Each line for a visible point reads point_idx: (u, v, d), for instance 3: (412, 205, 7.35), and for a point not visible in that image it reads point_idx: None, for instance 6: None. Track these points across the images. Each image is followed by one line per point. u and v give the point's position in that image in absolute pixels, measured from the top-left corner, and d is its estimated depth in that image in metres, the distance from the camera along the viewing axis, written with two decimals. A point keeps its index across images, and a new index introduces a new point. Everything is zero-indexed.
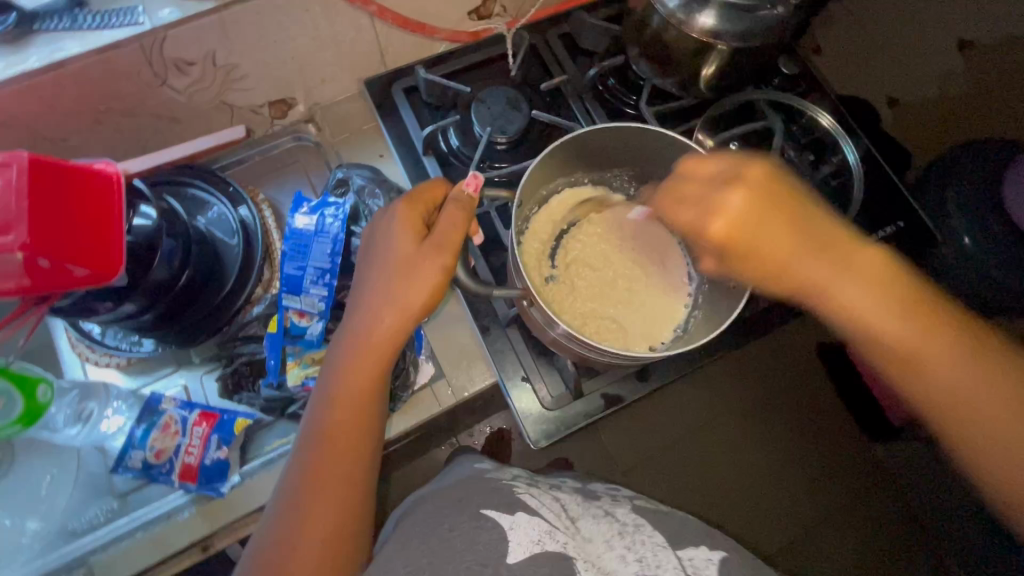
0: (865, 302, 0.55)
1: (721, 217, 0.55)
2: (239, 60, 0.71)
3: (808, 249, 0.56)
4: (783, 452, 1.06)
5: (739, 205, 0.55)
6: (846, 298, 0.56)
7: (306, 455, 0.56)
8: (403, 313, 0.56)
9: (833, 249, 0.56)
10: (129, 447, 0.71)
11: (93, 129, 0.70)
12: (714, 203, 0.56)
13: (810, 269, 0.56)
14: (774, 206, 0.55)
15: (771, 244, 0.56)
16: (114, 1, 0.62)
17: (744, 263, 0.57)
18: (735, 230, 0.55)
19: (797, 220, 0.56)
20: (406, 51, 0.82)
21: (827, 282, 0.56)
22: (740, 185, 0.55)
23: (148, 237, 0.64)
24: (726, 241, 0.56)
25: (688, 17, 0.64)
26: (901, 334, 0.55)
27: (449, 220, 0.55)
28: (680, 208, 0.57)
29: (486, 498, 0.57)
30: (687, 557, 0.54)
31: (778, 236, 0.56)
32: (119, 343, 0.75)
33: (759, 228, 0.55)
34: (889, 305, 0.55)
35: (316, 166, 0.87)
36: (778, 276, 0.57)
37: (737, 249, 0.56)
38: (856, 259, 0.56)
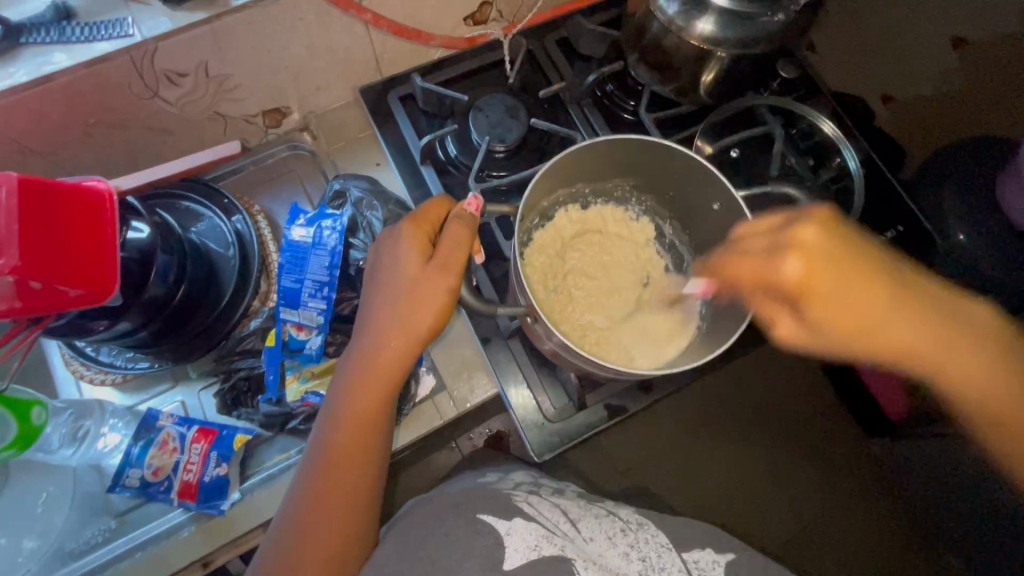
0: (940, 341, 0.51)
1: (812, 268, 0.46)
2: (232, 70, 0.70)
3: (891, 295, 0.49)
4: (777, 451, 1.03)
5: (826, 254, 0.47)
6: (925, 342, 0.51)
7: (309, 475, 0.55)
8: (409, 332, 0.56)
9: (909, 289, 0.50)
10: (126, 465, 0.69)
11: (83, 143, 0.69)
12: (798, 249, 0.47)
13: (895, 318, 0.49)
14: (855, 253, 0.48)
15: (860, 298, 0.48)
16: (103, 13, 0.60)
17: (838, 322, 0.48)
18: (829, 285, 0.46)
19: (875, 265, 0.49)
20: (401, 58, 0.80)
21: (910, 328, 0.50)
22: (816, 226, 0.47)
23: (141, 251, 0.62)
24: (818, 300, 0.47)
25: (687, 23, 0.63)
26: (969, 364, 0.52)
27: (452, 238, 0.55)
28: (752, 259, 0.48)
29: (483, 502, 0.54)
30: (692, 559, 0.55)
31: (858, 284, 0.48)
32: (114, 360, 0.74)
33: (842, 276, 0.47)
34: (958, 339, 0.52)
35: (312, 175, 0.86)
36: (866, 332, 0.49)
37: (827, 307, 0.47)
38: (927, 296, 0.51)
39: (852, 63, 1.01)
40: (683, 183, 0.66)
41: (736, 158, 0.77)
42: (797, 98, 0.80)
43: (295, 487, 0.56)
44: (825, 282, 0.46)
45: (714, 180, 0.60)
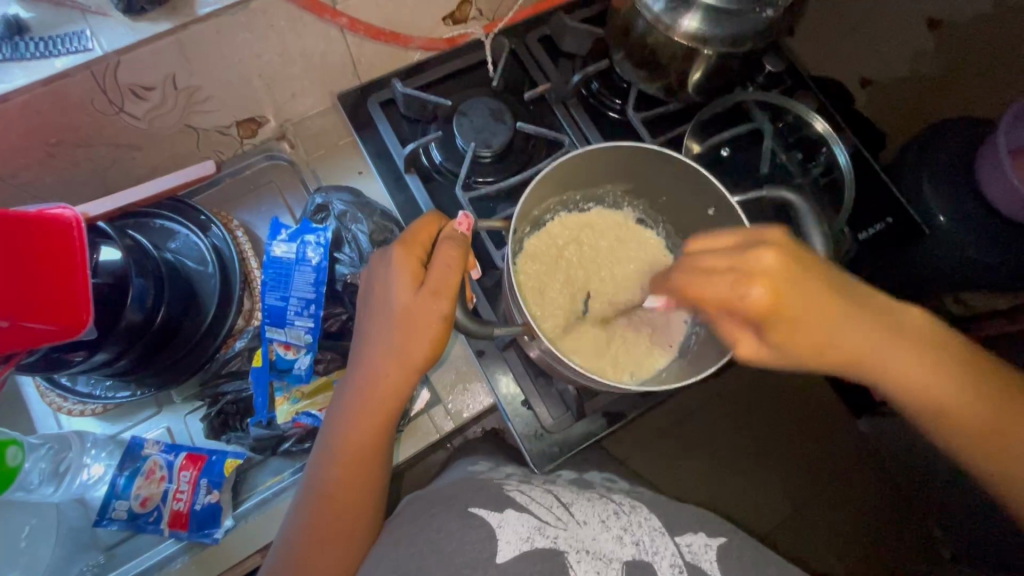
0: (890, 350, 0.51)
1: (774, 292, 0.46)
2: (202, 81, 0.67)
3: (845, 310, 0.49)
4: (763, 437, 1.00)
5: (780, 277, 0.46)
6: (875, 351, 0.50)
7: (307, 506, 0.54)
8: (405, 358, 0.54)
9: (861, 300, 0.50)
10: (113, 497, 0.67)
11: (45, 164, 0.65)
12: (757, 272, 0.46)
13: (848, 329, 0.49)
14: (812, 270, 0.48)
15: (817, 314, 0.48)
16: (58, 26, 0.56)
17: (791, 337, 0.48)
18: (792, 306, 0.47)
19: (830, 274, 0.49)
20: (379, 62, 0.77)
21: (859, 338, 0.50)
22: (773, 249, 0.47)
23: (116, 276, 0.59)
24: (779, 323, 0.47)
25: (673, 21, 0.61)
26: (924, 375, 0.52)
27: (443, 260, 0.53)
28: (713, 284, 0.47)
29: (475, 495, 0.52)
30: (685, 543, 0.51)
31: (818, 303, 0.47)
32: (92, 390, 0.71)
33: (799, 292, 0.46)
34: (908, 351, 0.51)
35: (292, 185, 0.83)
36: (819, 345, 0.49)
37: (785, 327, 0.47)
38: (873, 305, 0.51)
39: (833, 50, 1.00)
40: (675, 188, 0.64)
41: (726, 157, 0.76)
42: (783, 91, 0.79)
43: (296, 513, 0.55)
44: (783, 305, 0.46)
45: (708, 186, 0.59)
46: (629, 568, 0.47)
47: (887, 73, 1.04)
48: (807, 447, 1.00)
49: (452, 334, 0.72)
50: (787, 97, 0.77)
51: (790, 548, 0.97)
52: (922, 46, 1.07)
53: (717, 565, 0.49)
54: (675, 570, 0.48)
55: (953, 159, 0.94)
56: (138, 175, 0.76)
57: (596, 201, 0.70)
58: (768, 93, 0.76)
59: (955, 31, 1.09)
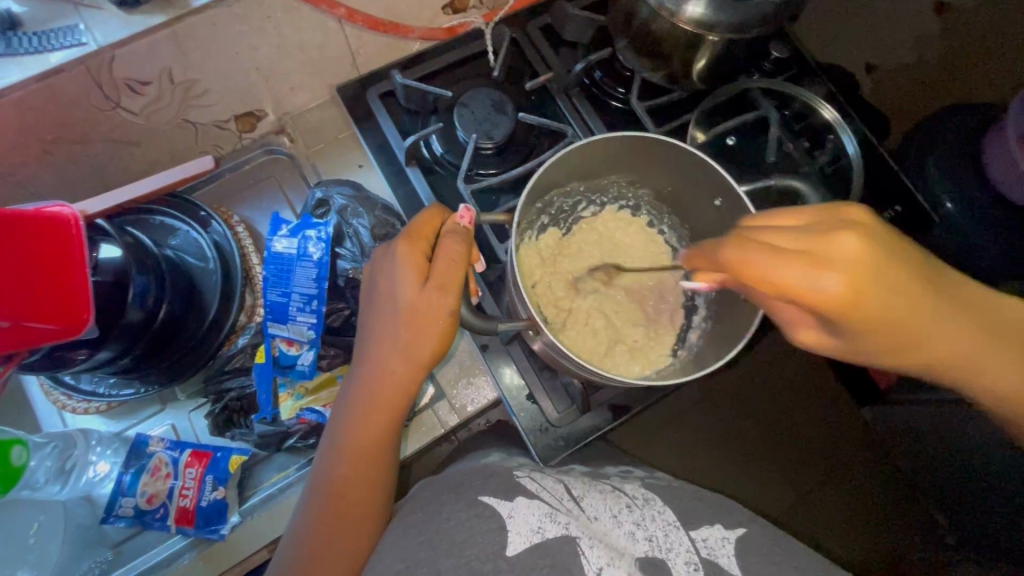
0: (977, 339, 0.42)
1: (860, 285, 0.35)
2: (200, 75, 0.66)
3: (929, 295, 0.39)
4: (781, 418, 0.99)
5: (867, 255, 0.36)
6: (963, 344, 0.42)
7: (313, 503, 0.54)
8: (412, 354, 0.54)
9: (944, 284, 0.41)
10: (118, 494, 0.68)
11: (42, 160, 0.65)
12: (836, 257, 0.35)
13: (937, 323, 0.40)
14: (893, 255, 0.37)
15: (906, 303, 0.37)
16: (53, 20, 0.55)
17: (879, 321, 0.37)
18: (872, 299, 0.36)
19: (912, 250, 0.40)
20: (376, 52, 0.76)
21: (941, 323, 0.40)
22: (851, 234, 0.36)
23: (117, 273, 0.59)
24: (854, 313, 0.36)
25: (677, 7, 0.60)
26: (1002, 373, 0.45)
27: (447, 255, 0.52)
28: (784, 266, 0.35)
29: (481, 484, 0.52)
30: (701, 538, 0.50)
31: (900, 293, 0.37)
32: (96, 388, 0.71)
33: (882, 282, 0.36)
34: (998, 339, 0.43)
35: (292, 180, 0.82)
36: (903, 339, 0.39)
37: (870, 324, 0.37)
38: (956, 289, 0.42)
39: (840, 34, 0.99)
40: (682, 179, 0.63)
41: (731, 146, 0.75)
42: (789, 77, 0.78)
43: (305, 508, 0.55)
44: (868, 304, 0.36)
45: (715, 176, 0.58)
46: (642, 562, 0.46)
47: (892, 59, 1.02)
48: (820, 432, 0.99)
49: (457, 330, 0.72)
50: (794, 84, 0.75)
51: (800, 531, 0.97)
52: (926, 31, 1.05)
53: (736, 560, 0.48)
54: (690, 567, 0.47)
55: (959, 147, 0.92)
56: (136, 171, 0.75)
57: (600, 193, 0.70)
58: (773, 80, 0.75)
59: (960, 16, 1.07)
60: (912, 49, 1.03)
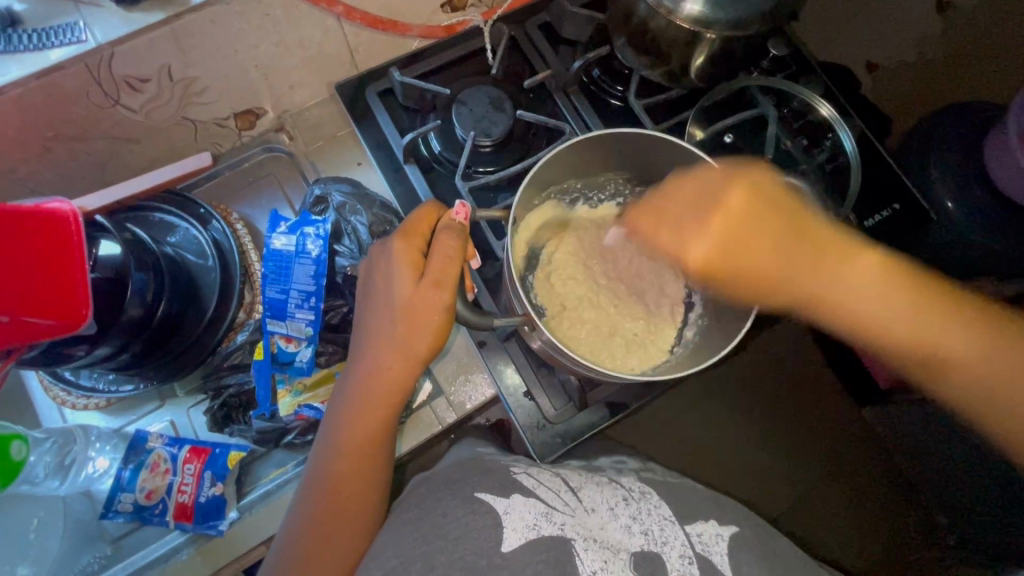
0: (848, 286, 0.53)
1: (701, 244, 0.54)
2: (199, 72, 0.66)
3: (790, 246, 0.54)
4: (780, 416, 0.98)
5: (740, 206, 0.54)
6: (833, 291, 0.54)
7: (309, 500, 0.54)
8: (408, 350, 0.54)
9: (810, 241, 0.54)
10: (118, 490, 0.68)
11: (43, 157, 0.65)
12: (717, 204, 0.54)
13: (794, 273, 0.54)
14: (763, 206, 0.54)
15: (752, 260, 0.54)
16: (53, 17, 0.55)
17: (745, 256, 0.54)
18: (733, 239, 0.54)
19: (777, 215, 0.54)
20: (376, 50, 0.76)
21: (808, 275, 0.54)
22: (734, 184, 0.54)
23: (116, 270, 0.59)
24: (723, 251, 0.54)
25: (675, 4, 0.60)
26: (891, 322, 0.53)
27: (443, 251, 0.52)
28: (660, 233, 0.56)
29: (478, 480, 0.52)
30: (696, 533, 0.50)
31: (759, 235, 0.54)
32: (95, 384, 0.71)
33: (742, 224, 0.54)
34: (888, 299, 0.53)
35: (291, 177, 0.83)
36: (764, 286, 0.54)
37: (721, 273, 0.55)
38: (826, 245, 0.54)
39: (841, 31, 0.98)
40: None
41: (729, 143, 0.75)
42: (787, 75, 0.78)
43: (302, 504, 0.55)
44: (710, 258, 0.54)
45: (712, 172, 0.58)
46: (636, 558, 0.46)
47: (893, 56, 1.02)
48: (818, 431, 0.99)
49: (455, 327, 0.72)
50: (792, 82, 0.75)
51: (799, 529, 0.97)
52: (928, 28, 1.05)
53: (727, 558, 0.49)
54: (685, 560, 0.47)
55: (958, 145, 0.92)
56: (136, 167, 0.75)
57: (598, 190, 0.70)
58: (772, 78, 0.75)
59: (959, 14, 1.07)
60: (912, 47, 1.03)
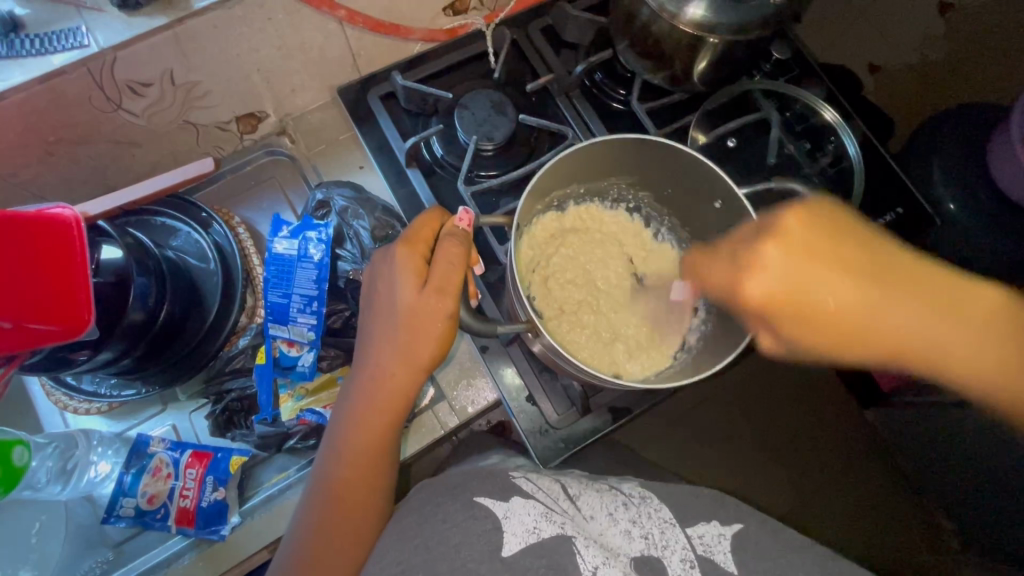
0: (951, 332, 0.46)
1: (775, 280, 0.45)
2: (201, 77, 0.66)
3: (881, 289, 0.45)
4: (783, 420, 0.98)
5: (812, 243, 0.45)
6: (933, 333, 0.46)
7: (312, 507, 0.54)
8: (410, 357, 0.54)
9: (903, 278, 0.46)
10: (119, 495, 0.68)
11: (45, 162, 0.65)
12: (781, 236, 0.46)
13: (891, 317, 0.45)
14: (839, 243, 0.45)
15: (840, 299, 0.45)
16: (55, 22, 0.55)
17: (829, 302, 0.45)
18: (809, 285, 0.45)
19: (858, 246, 0.46)
20: (378, 53, 0.76)
21: (910, 322, 0.45)
22: (797, 215, 0.46)
23: (118, 275, 0.59)
24: (799, 297, 0.45)
25: (678, 8, 0.60)
26: (992, 362, 0.47)
27: (446, 257, 0.52)
28: (711, 266, 0.49)
29: (477, 484, 0.52)
30: (697, 535, 0.50)
31: (842, 279, 0.45)
32: (97, 388, 0.71)
33: (819, 268, 0.45)
34: (994, 342, 0.46)
35: (293, 181, 0.83)
36: (853, 332, 0.46)
37: (797, 314, 0.46)
38: (924, 280, 0.46)
39: (843, 34, 0.98)
40: (681, 181, 0.63)
41: (732, 148, 0.75)
42: (790, 79, 0.78)
43: (304, 510, 0.55)
44: (783, 297, 0.45)
45: (715, 178, 0.57)
46: (636, 562, 0.47)
47: (896, 59, 1.02)
48: (821, 434, 0.99)
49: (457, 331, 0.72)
50: (795, 86, 0.75)
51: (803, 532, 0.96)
52: (931, 31, 1.05)
53: (732, 557, 0.48)
54: (685, 565, 0.47)
55: (962, 147, 0.92)
56: (138, 172, 0.76)
57: (600, 195, 0.70)
58: (775, 82, 0.75)
59: (964, 15, 1.06)
60: (915, 50, 1.03)
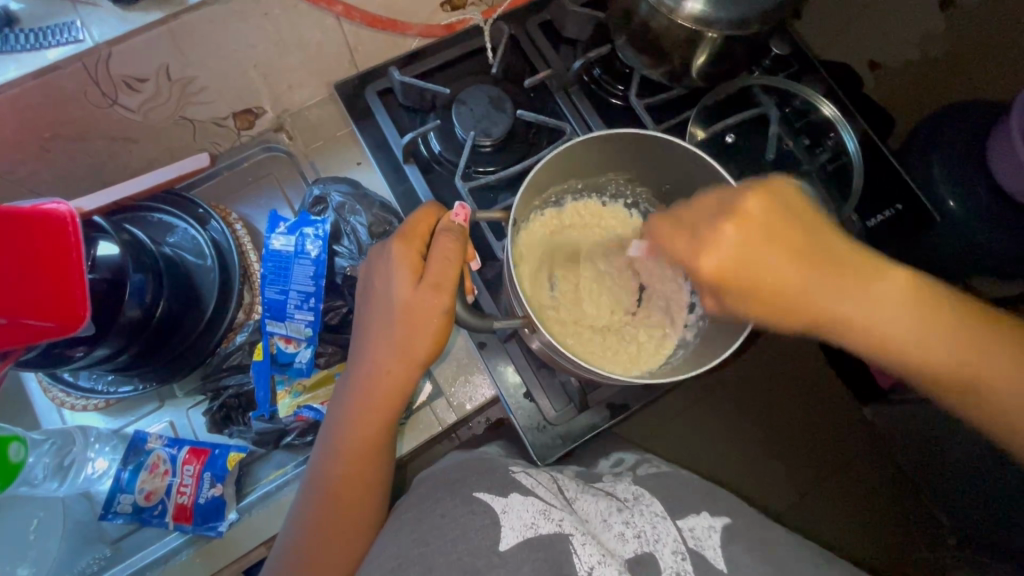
0: (878, 309, 0.49)
1: (727, 255, 0.48)
2: (196, 72, 0.66)
3: (813, 268, 0.48)
4: (782, 417, 0.98)
5: (756, 223, 0.47)
6: (862, 308, 0.49)
7: (309, 502, 0.54)
8: (407, 354, 0.54)
9: (832, 257, 0.49)
10: (117, 491, 0.68)
11: (41, 157, 0.65)
12: (733, 213, 0.47)
13: (822, 292, 0.49)
14: (778, 222, 0.48)
15: (780, 274, 0.48)
16: (50, 17, 0.55)
17: (764, 273, 0.48)
18: (747, 259, 0.48)
19: (801, 228, 0.48)
20: (376, 49, 0.76)
21: (836, 299, 0.49)
22: (754, 195, 0.47)
23: (114, 271, 0.58)
24: (735, 269, 0.48)
25: (676, 2, 0.59)
26: (916, 341, 0.50)
27: (442, 253, 0.52)
28: (674, 238, 0.50)
29: (477, 480, 0.52)
30: (687, 527, 0.50)
31: (775, 257, 0.47)
32: (94, 385, 0.71)
33: (756, 243, 0.47)
34: (916, 321, 0.49)
35: (290, 177, 0.82)
36: (790, 305, 0.49)
37: (744, 287, 0.49)
38: (849, 261, 0.49)
39: (844, 30, 0.98)
40: (679, 176, 0.63)
41: (731, 144, 0.74)
42: (790, 74, 0.77)
43: (301, 507, 0.54)
44: (734, 271, 0.48)
45: (713, 174, 0.57)
46: (631, 563, 0.46)
47: (896, 56, 1.01)
48: (820, 430, 0.99)
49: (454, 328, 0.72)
50: (795, 81, 0.75)
51: (800, 529, 0.96)
52: (930, 28, 1.04)
53: (721, 551, 0.48)
54: (677, 556, 0.47)
55: (963, 144, 0.91)
56: (135, 168, 0.75)
57: (598, 191, 0.70)
58: (774, 77, 0.74)
59: (965, 12, 1.06)
60: (915, 47, 1.03)
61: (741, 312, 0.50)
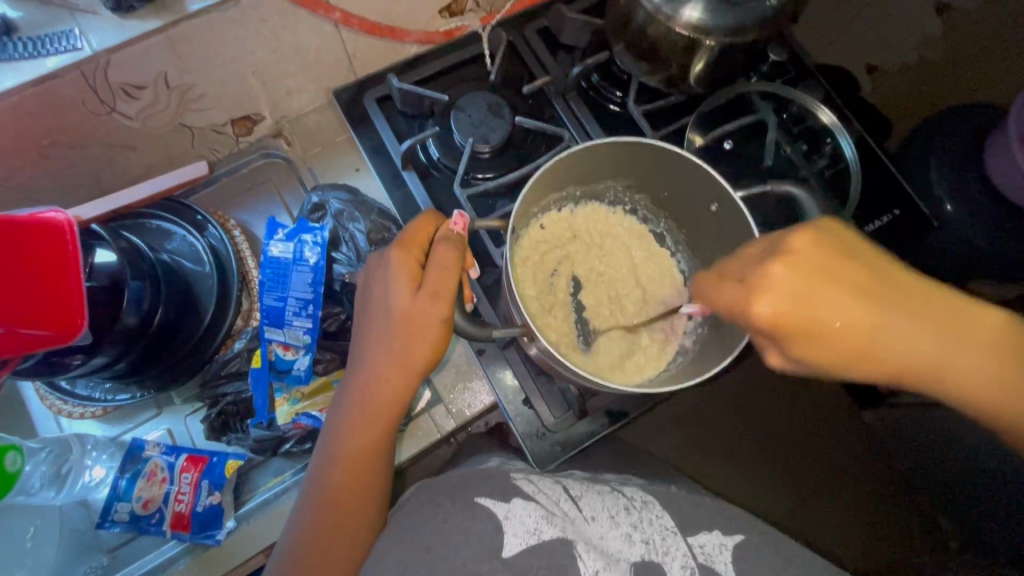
0: (957, 353, 0.44)
1: (783, 302, 0.40)
2: (195, 79, 0.66)
3: (889, 311, 0.42)
4: (783, 422, 0.98)
5: (817, 264, 0.41)
6: (930, 353, 0.43)
7: (307, 510, 0.54)
8: (405, 362, 0.54)
9: (906, 298, 0.43)
10: (114, 499, 0.68)
11: (38, 165, 0.65)
12: (785, 252, 0.41)
13: (896, 341, 0.42)
14: (842, 262, 0.42)
15: (843, 320, 0.41)
16: (48, 24, 0.54)
17: (836, 322, 0.41)
18: (814, 306, 0.40)
19: (864, 267, 0.42)
20: (374, 55, 0.76)
21: (915, 347, 0.42)
22: (804, 233, 0.42)
23: (111, 279, 0.58)
24: (803, 321, 0.41)
25: (673, 11, 0.60)
26: (995, 383, 0.45)
27: (440, 262, 0.52)
28: (721, 289, 0.44)
29: (481, 485, 0.52)
30: (698, 544, 0.50)
31: (844, 302, 0.41)
32: (92, 393, 0.71)
33: (821, 289, 0.40)
34: (998, 361, 0.44)
35: (288, 183, 0.82)
36: (854, 355, 0.42)
37: (804, 338, 0.41)
38: (924, 301, 0.43)
39: (841, 35, 0.98)
40: (677, 183, 0.63)
41: (729, 150, 0.75)
42: (787, 80, 0.77)
43: (300, 516, 0.54)
44: (793, 318, 0.40)
45: (710, 181, 0.57)
46: (636, 568, 0.46)
47: (893, 60, 1.02)
48: (820, 435, 0.99)
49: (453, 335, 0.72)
50: (792, 88, 0.75)
51: (800, 535, 0.96)
52: (927, 32, 1.04)
53: (732, 566, 0.49)
54: (687, 571, 0.47)
55: (960, 149, 0.91)
56: (133, 174, 0.75)
57: (597, 198, 0.70)
58: (772, 84, 0.74)
59: (960, 17, 1.06)
60: (912, 50, 1.03)
61: (810, 370, 0.43)
